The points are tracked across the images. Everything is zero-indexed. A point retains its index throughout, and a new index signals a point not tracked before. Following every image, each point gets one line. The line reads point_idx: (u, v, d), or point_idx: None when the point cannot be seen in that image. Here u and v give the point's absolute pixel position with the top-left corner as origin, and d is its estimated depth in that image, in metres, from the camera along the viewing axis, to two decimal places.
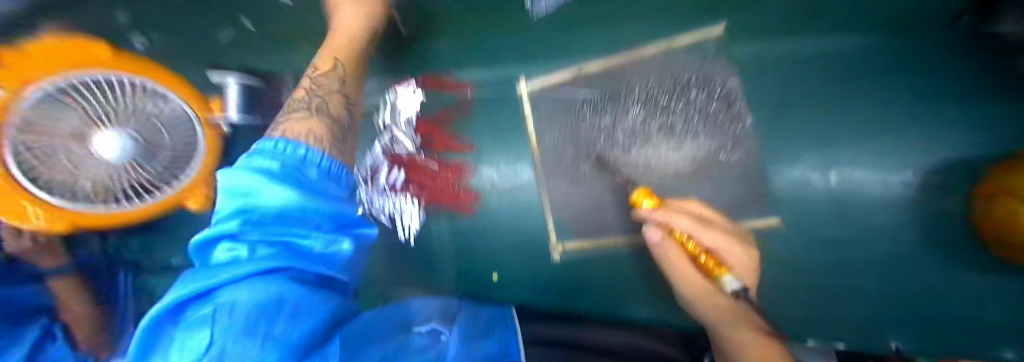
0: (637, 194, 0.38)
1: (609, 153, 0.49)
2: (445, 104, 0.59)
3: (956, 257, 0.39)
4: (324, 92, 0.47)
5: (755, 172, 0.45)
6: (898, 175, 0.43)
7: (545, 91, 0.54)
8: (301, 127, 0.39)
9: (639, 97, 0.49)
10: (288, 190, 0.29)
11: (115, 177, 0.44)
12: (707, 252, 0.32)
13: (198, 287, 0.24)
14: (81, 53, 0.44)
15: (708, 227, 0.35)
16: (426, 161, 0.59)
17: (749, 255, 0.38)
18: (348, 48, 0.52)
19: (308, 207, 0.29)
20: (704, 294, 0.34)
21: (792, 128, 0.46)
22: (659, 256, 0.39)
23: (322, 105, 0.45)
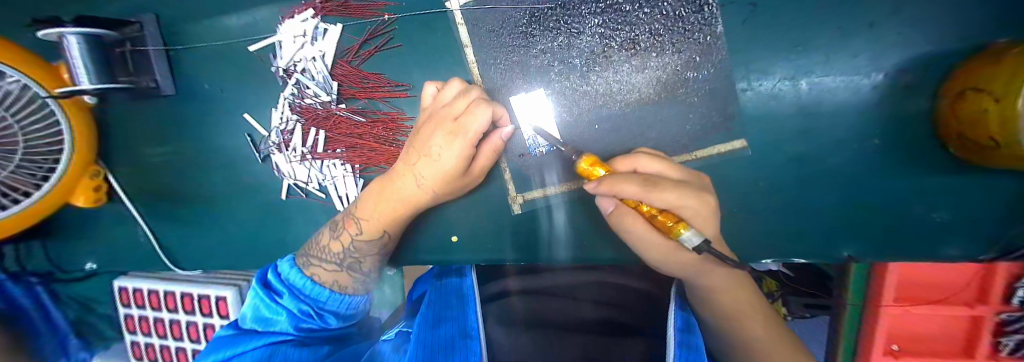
0: (584, 163, 0.32)
1: (564, 85, 0.42)
2: (359, 36, 0.46)
3: (915, 158, 0.38)
4: (357, 249, 0.46)
5: (721, 89, 0.39)
6: (867, 79, 0.38)
7: (481, 6, 0.43)
8: (329, 276, 0.45)
9: (595, 6, 0.40)
10: (305, 288, 0.44)
11: None
12: (663, 212, 0.29)
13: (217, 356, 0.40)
14: None
15: (664, 185, 0.29)
16: (351, 114, 0.49)
17: (705, 200, 0.33)
18: (397, 216, 0.46)
19: (318, 293, 0.44)
20: (666, 252, 0.32)
21: (765, 33, 0.40)
22: (614, 225, 0.36)
23: (353, 266, 0.46)
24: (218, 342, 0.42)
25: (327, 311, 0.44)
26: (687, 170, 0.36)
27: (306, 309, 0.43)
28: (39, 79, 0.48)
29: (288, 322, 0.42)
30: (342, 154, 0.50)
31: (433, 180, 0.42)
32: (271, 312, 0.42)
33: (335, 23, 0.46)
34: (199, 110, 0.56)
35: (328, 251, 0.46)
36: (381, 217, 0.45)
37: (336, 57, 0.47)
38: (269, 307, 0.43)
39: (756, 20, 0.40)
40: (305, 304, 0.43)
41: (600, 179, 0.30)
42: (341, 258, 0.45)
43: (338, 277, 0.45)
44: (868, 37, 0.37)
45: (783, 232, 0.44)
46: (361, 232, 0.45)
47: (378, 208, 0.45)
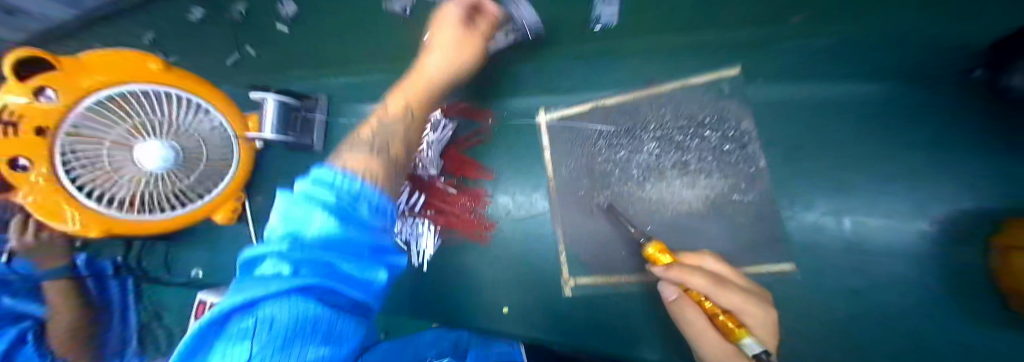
0: (652, 248, 0.40)
1: (622, 189, 0.51)
2: (467, 131, 0.61)
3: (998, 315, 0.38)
4: (382, 127, 0.42)
5: (767, 213, 0.46)
6: (912, 225, 0.42)
7: (563, 122, 0.56)
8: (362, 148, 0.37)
9: (654, 133, 0.51)
10: (341, 181, 0.25)
11: (151, 188, 0.46)
12: (725, 312, 0.33)
13: (230, 300, 0.18)
14: (130, 61, 0.44)
15: (728, 289, 0.35)
16: (445, 185, 0.60)
17: (770, 318, 0.36)
18: (421, 93, 0.49)
19: (356, 187, 0.26)
20: (722, 359, 0.34)
21: (809, 173, 0.47)
22: (676, 315, 0.38)
23: (381, 146, 0.38)
24: (211, 306, 0.20)
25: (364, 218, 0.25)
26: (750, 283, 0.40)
27: (345, 223, 0.23)
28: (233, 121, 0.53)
29: (342, 258, 0.21)
30: (429, 215, 0.60)
31: (441, 57, 0.50)
32: (281, 245, 0.21)
33: (453, 120, 0.60)
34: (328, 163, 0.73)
35: (360, 138, 0.39)
36: (402, 100, 0.48)
37: (448, 143, 0.60)
38: (302, 205, 0.22)
39: (800, 162, 0.47)
40: (345, 216, 0.23)
41: (669, 265, 0.37)
42: (370, 141, 0.38)
43: (366, 166, 0.31)
44: (901, 190, 0.43)
45: None
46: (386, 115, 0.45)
47: (415, 89, 0.49)
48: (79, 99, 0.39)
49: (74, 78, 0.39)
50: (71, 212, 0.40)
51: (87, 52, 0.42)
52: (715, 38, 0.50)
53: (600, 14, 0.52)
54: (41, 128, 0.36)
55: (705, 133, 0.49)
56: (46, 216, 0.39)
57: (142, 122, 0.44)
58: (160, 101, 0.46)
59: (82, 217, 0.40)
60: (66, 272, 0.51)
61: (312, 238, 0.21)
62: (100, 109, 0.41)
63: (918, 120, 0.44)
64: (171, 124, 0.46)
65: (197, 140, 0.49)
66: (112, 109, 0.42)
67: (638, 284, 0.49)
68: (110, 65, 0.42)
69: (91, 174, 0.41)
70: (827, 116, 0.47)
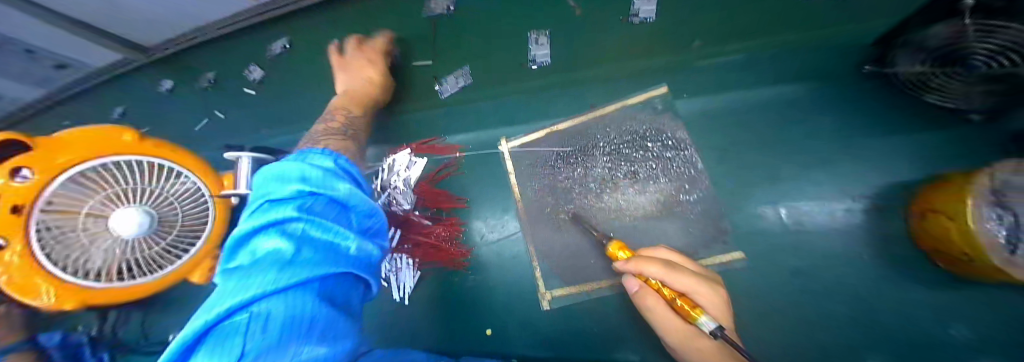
0: (612, 247, 0.43)
1: (584, 202, 0.55)
2: (435, 166, 0.66)
3: (920, 275, 0.43)
4: (348, 127, 0.55)
5: (713, 209, 0.50)
6: (841, 204, 0.49)
7: (524, 149, 0.61)
8: (337, 144, 0.51)
9: (604, 149, 0.57)
10: (316, 182, 0.33)
11: (128, 255, 0.46)
12: (681, 295, 0.36)
13: (213, 314, 0.23)
14: (104, 136, 0.44)
15: (681, 271, 0.38)
16: (421, 218, 0.62)
17: (722, 295, 0.38)
18: (363, 91, 0.57)
19: (337, 189, 0.33)
20: (685, 337, 0.37)
21: (742, 169, 0.53)
22: (642, 308, 0.42)
23: (352, 138, 0.54)
24: (191, 322, 0.23)
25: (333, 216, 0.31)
26: (706, 271, 0.43)
27: (319, 221, 0.30)
28: (207, 181, 0.51)
29: (331, 254, 0.29)
30: (407, 249, 0.61)
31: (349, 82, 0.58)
32: (293, 233, 0.28)
33: (423, 157, 0.65)
34: None
35: (328, 142, 0.51)
36: (343, 102, 0.57)
37: (419, 179, 0.63)
38: (288, 216, 0.29)
39: (733, 161, 0.54)
40: (323, 216, 0.30)
41: (627, 259, 0.40)
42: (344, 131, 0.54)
43: (347, 149, 0.51)
44: (814, 175, 0.52)
45: (813, 350, 0.43)
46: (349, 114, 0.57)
47: (349, 93, 0.57)
48: (54, 176, 0.41)
49: (48, 157, 0.40)
50: (43, 283, 0.41)
51: (65, 131, 0.43)
52: (647, 63, 0.57)
53: (534, 55, 0.57)
54: (14, 206, 0.39)
55: (647, 144, 0.55)
56: (22, 291, 0.41)
57: (117, 191, 0.44)
58: (144, 170, 0.46)
59: (56, 291, 0.42)
60: (18, 347, 0.50)
61: (333, 219, 0.31)
62: (74, 185, 0.42)
63: (816, 116, 0.54)
64: (146, 190, 0.46)
65: (172, 206, 0.48)
66: (94, 179, 0.43)
67: (609, 288, 0.51)
68: (85, 142, 0.43)
69: (64, 247, 0.42)
70: (742, 123, 0.56)
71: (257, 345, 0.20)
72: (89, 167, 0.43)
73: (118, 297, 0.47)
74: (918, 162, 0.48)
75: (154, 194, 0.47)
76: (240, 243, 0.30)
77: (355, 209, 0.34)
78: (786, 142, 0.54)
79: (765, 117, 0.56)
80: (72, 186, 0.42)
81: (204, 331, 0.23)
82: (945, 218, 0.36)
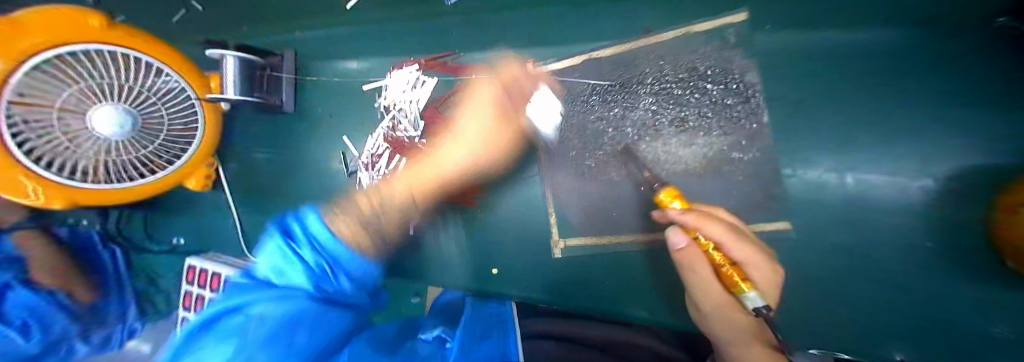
0: (664, 195, 0.34)
1: (617, 149, 0.48)
2: (448, 89, 0.57)
3: (989, 274, 0.37)
4: (384, 203, 0.40)
5: (768, 170, 0.44)
6: (915, 182, 0.41)
7: (553, 78, 0.52)
8: (352, 232, 0.33)
9: (651, 87, 0.47)
10: (324, 236, 0.30)
11: (117, 158, 0.42)
12: (731, 264, 0.31)
13: (219, 307, 0.26)
14: (69, 19, 0.38)
15: (739, 240, 0.33)
16: (426, 148, 0.55)
17: (775, 272, 0.35)
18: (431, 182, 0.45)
19: (339, 251, 0.30)
20: (719, 304, 0.34)
21: (811, 128, 0.44)
22: (678, 261, 0.39)
23: (376, 216, 0.38)
24: (204, 308, 0.27)
25: (341, 266, 0.31)
26: (759, 243, 0.38)
27: (320, 264, 0.30)
28: (193, 82, 0.48)
29: (307, 275, 0.29)
30: None
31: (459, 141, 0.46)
32: (285, 257, 0.29)
33: (434, 77, 0.57)
34: (309, 126, 0.69)
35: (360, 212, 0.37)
36: (403, 184, 0.43)
37: (427, 103, 0.56)
38: (285, 256, 0.29)
39: (801, 117, 0.44)
40: (320, 257, 0.30)
41: (687, 210, 0.33)
42: (366, 209, 0.38)
43: (356, 238, 0.33)
44: (898, 147, 0.41)
45: (825, 318, 0.43)
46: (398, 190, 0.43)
47: (418, 180, 0.44)
48: (15, 64, 0.33)
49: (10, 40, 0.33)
50: (29, 183, 0.37)
51: (15, 12, 0.36)
52: None
53: None
54: None
55: (706, 86, 0.45)
56: (6, 189, 0.36)
57: (93, 86, 0.37)
58: (113, 61, 0.39)
59: (43, 189, 0.38)
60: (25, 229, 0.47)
61: (327, 240, 0.32)
62: (46, 72, 0.35)
63: (927, 75, 0.40)
64: (124, 86, 0.40)
65: (154, 104, 0.43)
66: (62, 70, 0.36)
67: (641, 244, 0.48)
68: (47, 25, 0.36)
69: (48, 143, 0.36)
70: (828, 69, 0.43)
71: (257, 334, 0.24)
72: (59, 55, 0.36)
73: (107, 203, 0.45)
74: None
75: (132, 91, 0.40)
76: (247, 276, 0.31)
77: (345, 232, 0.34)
78: (872, 99, 0.42)
79: (864, 67, 0.42)
80: (38, 72, 0.34)
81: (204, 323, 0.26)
82: None
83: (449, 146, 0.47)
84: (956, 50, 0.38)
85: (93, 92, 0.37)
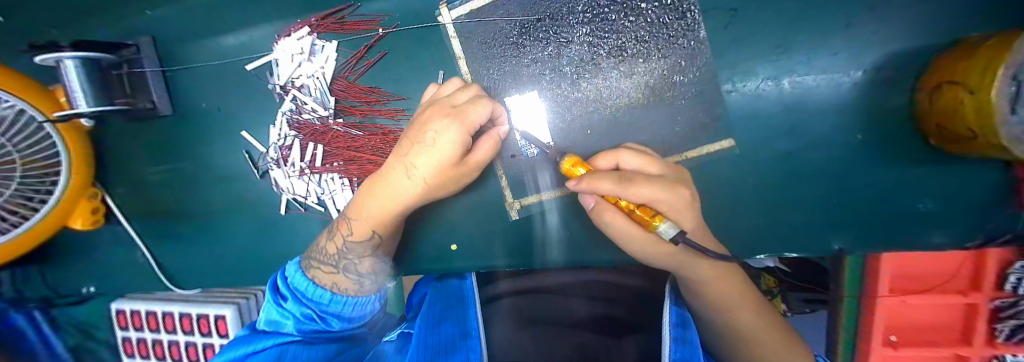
0: (566, 165, 0.34)
1: (556, 94, 0.43)
2: (354, 51, 0.48)
3: (923, 150, 0.39)
4: (348, 250, 0.44)
5: (707, 92, 0.41)
6: (846, 76, 0.40)
7: (473, 21, 0.44)
8: (329, 278, 0.44)
9: (583, 16, 0.42)
10: (309, 292, 0.43)
11: None
12: (640, 206, 0.30)
13: (232, 355, 0.41)
14: None
15: (640, 180, 0.30)
16: (346, 129, 0.49)
17: (681, 195, 0.33)
18: (387, 216, 0.44)
19: (319, 296, 0.43)
20: (647, 240, 0.34)
21: (747, 37, 0.42)
22: (596, 218, 0.37)
23: (348, 266, 0.45)
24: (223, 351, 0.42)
25: (330, 314, 0.44)
26: (665, 164, 0.38)
27: (310, 313, 0.43)
28: (37, 103, 0.47)
29: (294, 326, 0.43)
30: (338, 167, 0.50)
31: (427, 169, 0.40)
32: (280, 315, 0.43)
33: (331, 40, 0.47)
34: (200, 129, 0.56)
35: (327, 253, 0.45)
36: (378, 211, 0.43)
37: (335, 73, 0.48)
38: (279, 312, 0.43)
39: (736, 26, 0.42)
40: (308, 307, 0.43)
41: (580, 177, 0.32)
42: (337, 260, 0.44)
43: (338, 283, 0.44)
44: (833, 42, 0.40)
45: (768, 224, 0.46)
46: (352, 233, 0.44)
47: (377, 214, 0.43)
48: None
49: None
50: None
51: None
52: None
53: None
54: None
55: (640, 4, 0.40)
56: None
57: None
58: None
59: None
60: None
61: (298, 320, 0.43)
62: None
63: None
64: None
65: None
66: None
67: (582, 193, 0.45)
68: None
69: None
70: None
71: None
72: None
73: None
74: (995, 9, 0.34)
75: None
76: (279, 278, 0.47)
77: (327, 316, 0.44)
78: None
79: None
80: None
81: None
82: (960, 89, 0.28)
83: (418, 167, 0.40)
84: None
85: None
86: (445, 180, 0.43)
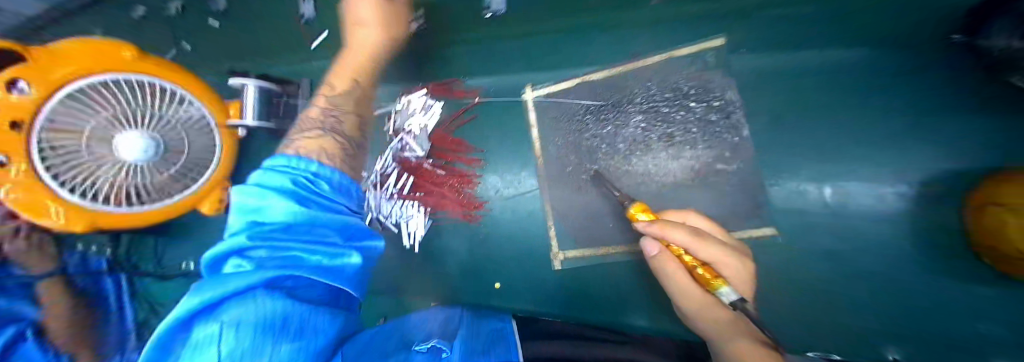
0: (634, 209, 0.38)
1: (610, 163, 0.51)
2: (456, 109, 0.60)
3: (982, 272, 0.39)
4: (319, 109, 0.50)
5: (749, 182, 0.47)
6: (890, 188, 0.44)
7: (549, 100, 0.56)
8: (311, 143, 0.44)
9: (641, 106, 0.51)
10: (292, 223, 0.32)
11: (138, 180, 0.46)
12: (704, 264, 0.34)
13: (200, 302, 0.26)
14: (101, 49, 0.43)
15: (709, 240, 0.35)
16: (434, 167, 0.59)
17: (747, 266, 0.37)
18: (364, 62, 0.53)
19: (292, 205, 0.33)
20: (703, 304, 0.35)
21: (790, 142, 0.48)
22: (655, 268, 0.40)
23: (334, 131, 0.48)
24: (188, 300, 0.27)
25: (314, 203, 0.35)
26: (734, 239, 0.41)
27: (300, 204, 0.33)
28: (212, 110, 0.53)
29: (286, 219, 0.32)
30: (419, 197, 0.59)
31: (367, 7, 0.52)
32: (250, 213, 0.32)
33: (439, 101, 0.59)
34: None
35: (308, 144, 0.44)
36: (351, 68, 0.53)
37: (437, 125, 0.59)
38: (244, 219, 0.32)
39: (780, 130, 0.48)
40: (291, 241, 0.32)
41: (651, 220, 0.35)
42: (323, 121, 0.48)
43: (324, 148, 0.44)
44: (872, 157, 0.45)
45: (822, 327, 0.44)
46: (334, 90, 0.52)
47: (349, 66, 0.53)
48: (51, 92, 0.38)
49: (44, 70, 0.38)
50: (57, 207, 0.39)
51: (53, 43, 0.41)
52: (698, 9, 0.49)
53: (489, 3, 0.55)
54: (13, 121, 0.35)
55: (690, 104, 0.49)
56: (28, 212, 0.38)
57: (120, 113, 0.42)
58: (139, 92, 0.45)
59: (65, 211, 0.40)
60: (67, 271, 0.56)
61: (291, 235, 0.32)
62: (72, 102, 0.39)
63: (889, 91, 0.45)
64: (151, 114, 0.46)
65: (178, 131, 0.48)
66: (89, 99, 0.40)
67: (626, 254, 0.50)
68: (84, 52, 0.41)
69: (94, 176, 0.42)
70: (804, 88, 0.48)
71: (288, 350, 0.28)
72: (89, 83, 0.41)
73: (125, 223, 0.46)
74: None
75: (160, 119, 0.46)
76: (217, 263, 0.33)
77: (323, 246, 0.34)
78: (849, 117, 0.46)
79: (831, 83, 0.47)
80: (69, 100, 0.39)
81: (186, 323, 0.26)
82: (1009, 213, 0.31)
83: (362, 11, 0.52)
84: (918, 66, 0.43)
85: (135, 116, 0.44)
86: (366, 48, 0.52)
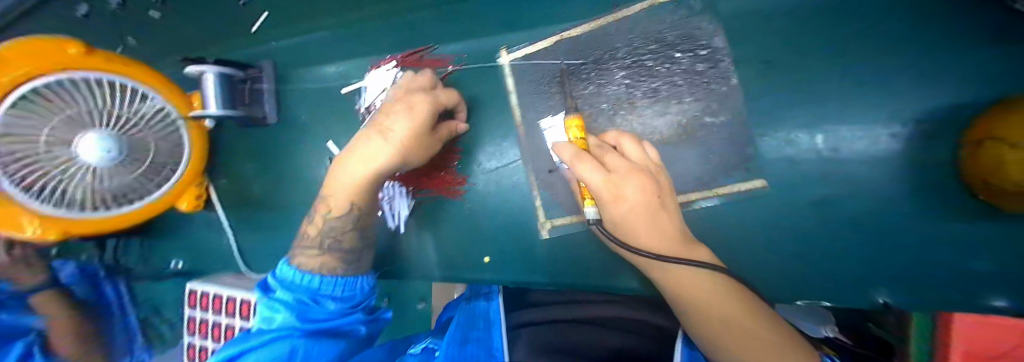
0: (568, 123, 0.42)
1: (594, 125, 0.49)
2: None
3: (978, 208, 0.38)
4: (331, 228, 0.48)
5: (738, 134, 0.45)
6: (885, 130, 0.41)
7: (526, 62, 0.53)
8: (314, 262, 0.46)
9: (623, 61, 0.48)
10: (296, 280, 0.43)
11: (105, 184, 0.52)
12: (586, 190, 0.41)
13: (239, 348, 0.34)
14: (45, 47, 0.43)
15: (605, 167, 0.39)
16: None
17: (645, 195, 0.38)
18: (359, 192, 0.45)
19: (309, 280, 0.43)
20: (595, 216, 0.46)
21: (779, 88, 0.45)
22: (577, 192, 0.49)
23: (332, 245, 0.47)
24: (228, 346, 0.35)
25: (323, 296, 0.43)
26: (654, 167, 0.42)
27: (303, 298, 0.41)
28: (174, 102, 0.58)
29: (290, 317, 0.39)
30: None
31: (388, 148, 0.43)
32: (269, 312, 0.39)
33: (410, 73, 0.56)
34: (293, 137, 0.69)
35: (311, 238, 0.48)
36: (346, 191, 0.46)
37: None
38: (270, 306, 0.40)
39: (768, 77, 0.45)
40: (301, 294, 0.42)
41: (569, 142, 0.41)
42: (322, 242, 0.47)
43: (326, 263, 0.46)
44: (867, 98, 0.42)
45: (802, 270, 0.46)
46: (331, 210, 0.48)
47: (343, 188, 0.46)
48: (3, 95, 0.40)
49: None
50: (27, 216, 0.46)
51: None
52: None
53: None
54: None
55: (675, 55, 0.46)
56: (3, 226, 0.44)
57: (79, 113, 0.46)
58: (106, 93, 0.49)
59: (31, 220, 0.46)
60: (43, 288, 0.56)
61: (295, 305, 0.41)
62: (26, 103, 0.43)
63: (891, 22, 0.41)
64: (115, 113, 0.50)
65: (139, 128, 0.53)
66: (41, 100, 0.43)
67: None
68: (30, 55, 0.41)
69: (43, 180, 0.46)
70: (796, 28, 0.44)
71: None
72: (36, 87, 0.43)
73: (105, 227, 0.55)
74: None
75: (122, 117, 0.51)
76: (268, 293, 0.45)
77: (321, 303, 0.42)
78: (844, 56, 0.43)
79: (825, 20, 0.43)
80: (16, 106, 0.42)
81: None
82: (1005, 146, 0.29)
83: (373, 147, 0.43)
84: None
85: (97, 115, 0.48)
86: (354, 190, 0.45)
